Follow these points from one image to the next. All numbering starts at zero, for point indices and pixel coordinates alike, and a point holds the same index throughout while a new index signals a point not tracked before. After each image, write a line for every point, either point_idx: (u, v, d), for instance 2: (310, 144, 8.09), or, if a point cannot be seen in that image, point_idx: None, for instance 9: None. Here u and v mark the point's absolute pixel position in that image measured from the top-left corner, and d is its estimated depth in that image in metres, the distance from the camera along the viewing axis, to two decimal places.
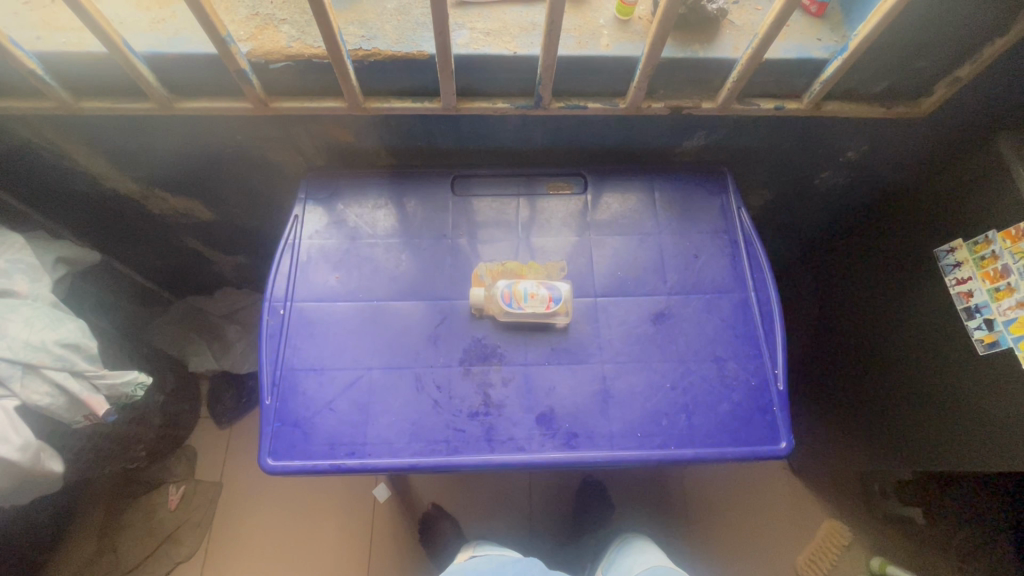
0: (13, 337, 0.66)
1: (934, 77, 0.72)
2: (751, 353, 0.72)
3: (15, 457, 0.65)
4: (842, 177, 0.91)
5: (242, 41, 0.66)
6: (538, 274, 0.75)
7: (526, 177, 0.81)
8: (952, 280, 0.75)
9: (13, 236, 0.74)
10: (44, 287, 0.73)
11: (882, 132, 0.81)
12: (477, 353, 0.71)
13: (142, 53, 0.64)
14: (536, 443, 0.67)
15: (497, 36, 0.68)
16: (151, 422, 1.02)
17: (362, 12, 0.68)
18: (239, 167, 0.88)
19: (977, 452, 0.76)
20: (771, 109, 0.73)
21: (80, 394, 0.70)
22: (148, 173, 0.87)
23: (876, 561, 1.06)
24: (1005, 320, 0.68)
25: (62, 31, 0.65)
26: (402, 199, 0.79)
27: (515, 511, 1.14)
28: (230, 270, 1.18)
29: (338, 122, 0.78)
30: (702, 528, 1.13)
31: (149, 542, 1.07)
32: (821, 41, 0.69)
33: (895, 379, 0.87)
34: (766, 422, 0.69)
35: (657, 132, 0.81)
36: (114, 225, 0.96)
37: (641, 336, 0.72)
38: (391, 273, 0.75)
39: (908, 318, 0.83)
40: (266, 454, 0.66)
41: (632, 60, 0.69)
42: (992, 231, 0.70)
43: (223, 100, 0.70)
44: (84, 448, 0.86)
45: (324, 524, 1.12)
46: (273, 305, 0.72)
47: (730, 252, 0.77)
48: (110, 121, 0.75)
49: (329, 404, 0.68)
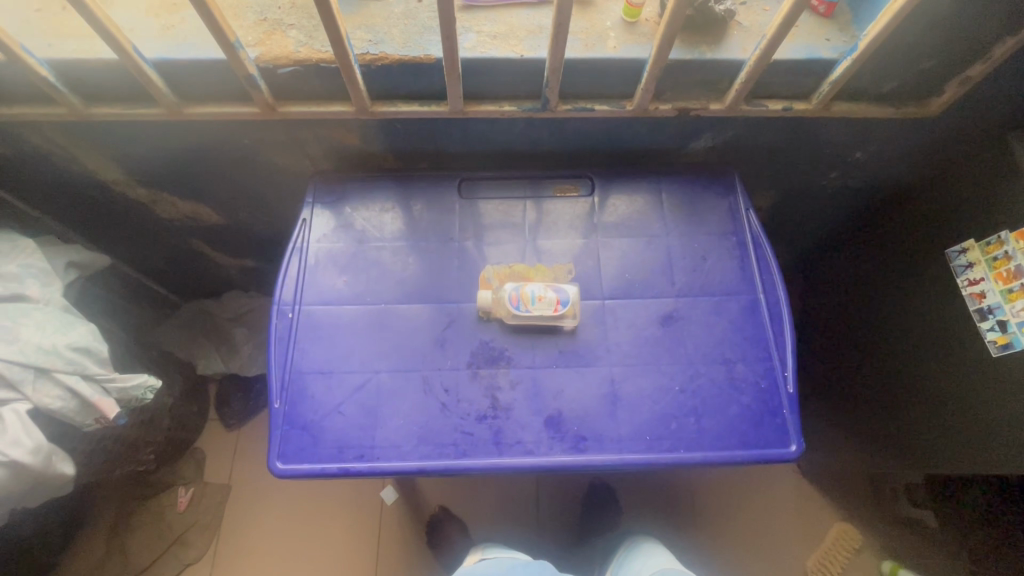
0: (25, 341, 0.67)
1: (944, 77, 0.71)
2: (760, 356, 0.71)
3: (26, 460, 0.66)
4: (851, 177, 0.91)
5: (250, 47, 0.66)
6: (545, 276, 0.75)
7: (533, 179, 0.81)
8: (964, 281, 0.74)
9: (25, 241, 0.75)
10: (55, 291, 0.74)
11: (892, 132, 0.80)
12: (484, 356, 0.70)
13: (152, 59, 0.65)
14: (544, 446, 0.67)
15: (503, 39, 0.68)
16: (159, 425, 1.02)
17: (369, 17, 0.69)
18: (247, 170, 0.88)
19: (989, 454, 0.75)
20: (779, 110, 0.73)
21: (90, 397, 0.70)
22: (157, 177, 0.87)
23: (886, 565, 1.08)
24: (1019, 322, 0.67)
25: (73, 38, 0.65)
26: (409, 201, 0.79)
27: (521, 515, 1.13)
28: (237, 273, 1.19)
29: (345, 126, 0.78)
30: (711, 531, 1.13)
31: (159, 544, 1.07)
32: (829, 41, 0.69)
33: (905, 381, 0.86)
34: (775, 425, 0.68)
35: (664, 134, 0.81)
36: (123, 229, 0.97)
37: (649, 338, 0.72)
38: (399, 276, 0.75)
39: (919, 320, 0.82)
40: (275, 457, 0.66)
41: (639, 62, 0.68)
42: (1005, 232, 0.69)
43: (231, 105, 0.71)
44: (94, 452, 0.86)
45: (331, 527, 1.12)
46: (281, 308, 0.73)
47: (739, 254, 0.77)
48: (120, 127, 0.76)
49: (338, 407, 0.68)
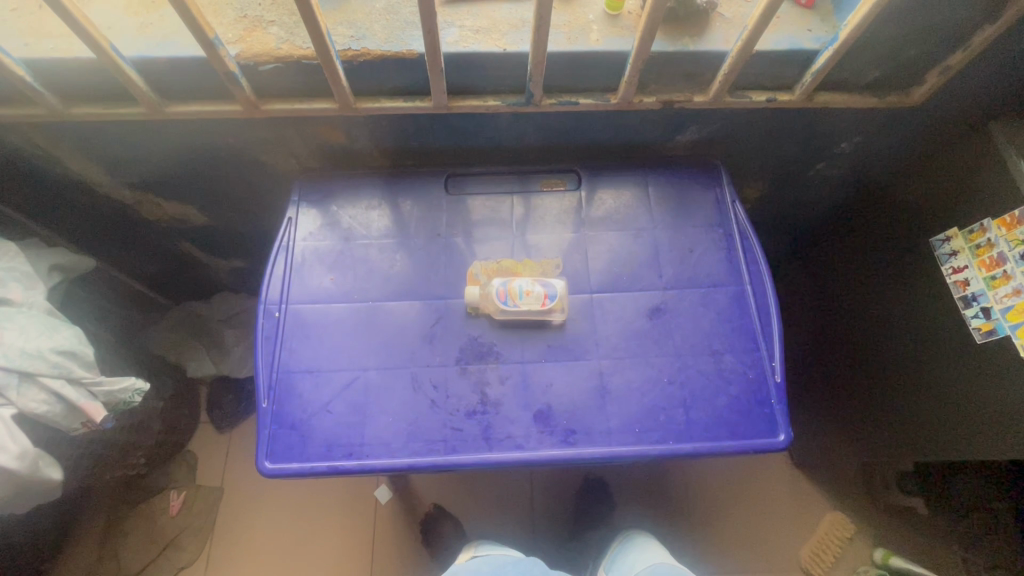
0: (8, 345, 0.66)
1: (926, 66, 0.72)
2: (749, 347, 0.72)
3: (13, 465, 0.65)
4: (837, 168, 0.91)
5: (230, 44, 0.66)
6: (533, 271, 0.75)
7: (520, 174, 0.81)
8: (947, 269, 0.75)
9: (8, 244, 0.74)
10: (38, 294, 0.73)
11: (876, 122, 0.81)
12: (473, 352, 0.70)
13: (132, 58, 0.64)
14: (533, 440, 0.67)
15: (486, 33, 0.68)
16: (150, 428, 1.01)
17: (351, 12, 0.68)
18: (231, 169, 0.87)
19: (977, 440, 0.75)
20: (764, 101, 0.73)
21: (77, 401, 0.69)
22: (141, 178, 0.87)
23: (879, 553, 1.07)
24: (1002, 308, 0.68)
25: (51, 38, 0.64)
26: (397, 199, 0.79)
27: (516, 511, 1.13)
28: (226, 274, 1.18)
29: (330, 123, 0.77)
30: (703, 524, 1.13)
31: (150, 549, 1.06)
32: (811, 32, 0.69)
33: (893, 370, 0.87)
34: (764, 415, 0.69)
35: (651, 127, 0.81)
36: (108, 231, 0.96)
37: (638, 330, 0.72)
38: (386, 273, 0.75)
39: (906, 309, 0.83)
40: (263, 457, 0.66)
41: (623, 54, 0.68)
42: (987, 220, 0.70)
43: (214, 103, 0.70)
44: (83, 456, 0.86)
45: (324, 527, 1.12)
46: (268, 308, 0.72)
47: (726, 244, 0.77)
48: (101, 127, 0.75)
49: (326, 405, 0.68)
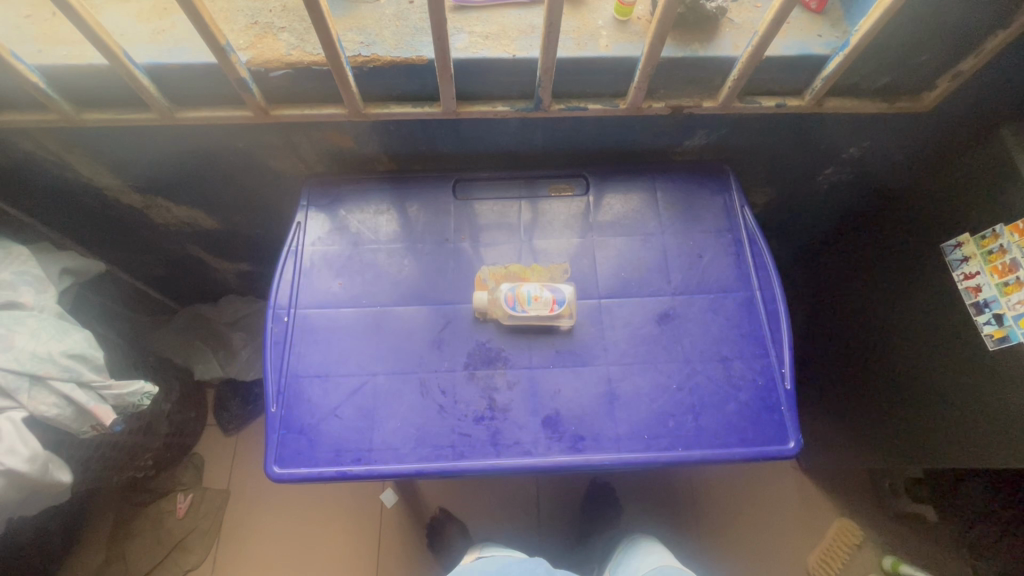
0: (19, 349, 0.66)
1: (938, 70, 0.71)
2: (757, 353, 0.71)
3: (24, 468, 0.65)
4: (847, 173, 0.91)
5: (242, 50, 0.66)
6: (541, 276, 0.75)
7: (528, 179, 0.81)
8: (959, 274, 0.74)
9: (18, 246, 0.75)
10: (49, 298, 0.74)
11: (884, 128, 0.81)
12: (481, 357, 0.70)
13: (144, 64, 0.65)
14: (542, 446, 0.67)
15: (495, 39, 0.68)
16: (157, 431, 1.02)
17: (360, 19, 0.69)
18: (240, 173, 0.88)
19: (988, 447, 0.75)
20: (773, 106, 0.73)
21: (86, 404, 0.69)
22: (148, 182, 0.87)
23: (888, 560, 1.06)
24: (1015, 315, 0.67)
25: (63, 45, 0.65)
26: (405, 204, 0.79)
27: (521, 515, 1.13)
28: (233, 277, 1.18)
29: (339, 128, 0.78)
30: (710, 528, 1.13)
31: (158, 551, 1.07)
32: (821, 37, 0.69)
33: (899, 375, 0.87)
34: (773, 421, 0.68)
35: (659, 132, 0.81)
36: (114, 232, 0.97)
37: (646, 337, 0.72)
38: (394, 278, 0.75)
39: (916, 315, 0.82)
40: (272, 462, 0.66)
41: (631, 60, 0.68)
42: (999, 226, 0.69)
43: (224, 108, 0.70)
44: (91, 459, 0.86)
45: (332, 531, 1.12)
46: (276, 313, 0.72)
47: (734, 250, 0.77)
48: (112, 132, 0.75)
49: (334, 410, 0.68)
